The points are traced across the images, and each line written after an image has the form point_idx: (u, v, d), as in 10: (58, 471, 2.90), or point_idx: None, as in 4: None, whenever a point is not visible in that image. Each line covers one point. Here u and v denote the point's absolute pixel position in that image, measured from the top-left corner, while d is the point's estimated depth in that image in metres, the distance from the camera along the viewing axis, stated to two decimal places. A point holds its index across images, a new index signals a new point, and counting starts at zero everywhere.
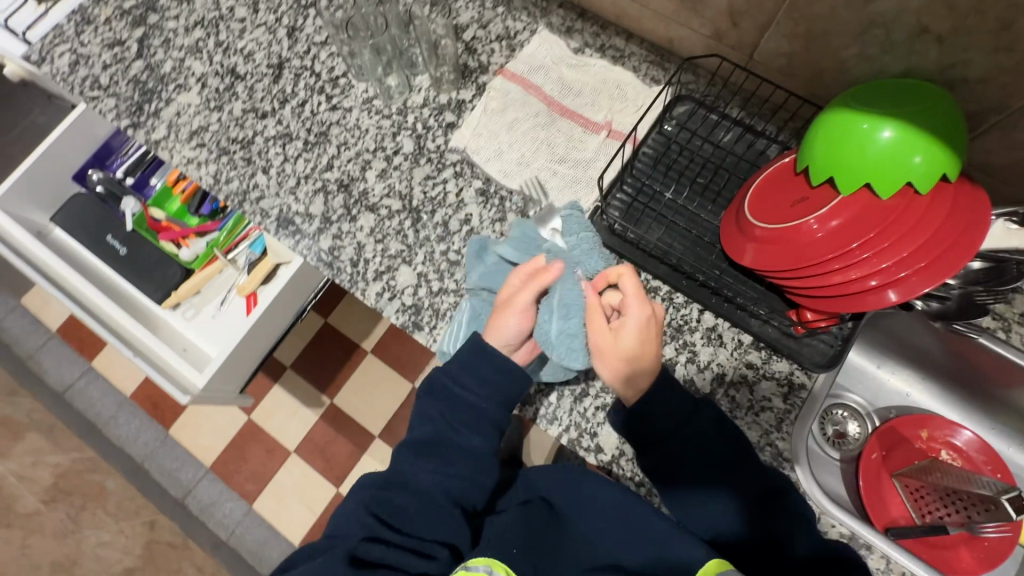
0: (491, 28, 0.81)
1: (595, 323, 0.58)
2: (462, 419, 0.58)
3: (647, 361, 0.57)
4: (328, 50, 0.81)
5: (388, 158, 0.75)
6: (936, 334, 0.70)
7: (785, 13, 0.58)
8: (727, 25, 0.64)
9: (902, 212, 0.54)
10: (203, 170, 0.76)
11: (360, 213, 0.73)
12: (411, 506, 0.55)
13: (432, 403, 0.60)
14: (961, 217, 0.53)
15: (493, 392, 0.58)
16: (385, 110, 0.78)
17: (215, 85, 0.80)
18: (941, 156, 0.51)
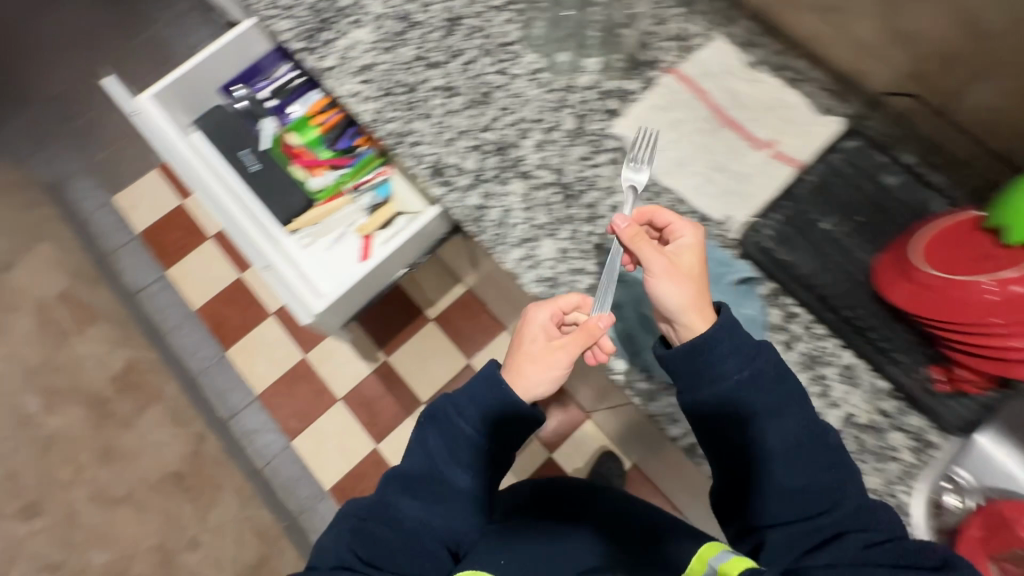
0: (667, 26, 0.80)
1: (647, 250, 0.60)
2: (445, 445, 0.65)
3: (703, 280, 0.61)
4: (504, 14, 0.82)
5: (546, 131, 0.75)
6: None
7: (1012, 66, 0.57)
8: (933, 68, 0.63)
9: None
10: (366, 106, 0.78)
11: (512, 179, 0.73)
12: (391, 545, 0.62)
13: (432, 434, 0.66)
14: None
15: (473, 402, 0.64)
16: (551, 83, 0.78)
17: (389, 28, 0.82)
18: None
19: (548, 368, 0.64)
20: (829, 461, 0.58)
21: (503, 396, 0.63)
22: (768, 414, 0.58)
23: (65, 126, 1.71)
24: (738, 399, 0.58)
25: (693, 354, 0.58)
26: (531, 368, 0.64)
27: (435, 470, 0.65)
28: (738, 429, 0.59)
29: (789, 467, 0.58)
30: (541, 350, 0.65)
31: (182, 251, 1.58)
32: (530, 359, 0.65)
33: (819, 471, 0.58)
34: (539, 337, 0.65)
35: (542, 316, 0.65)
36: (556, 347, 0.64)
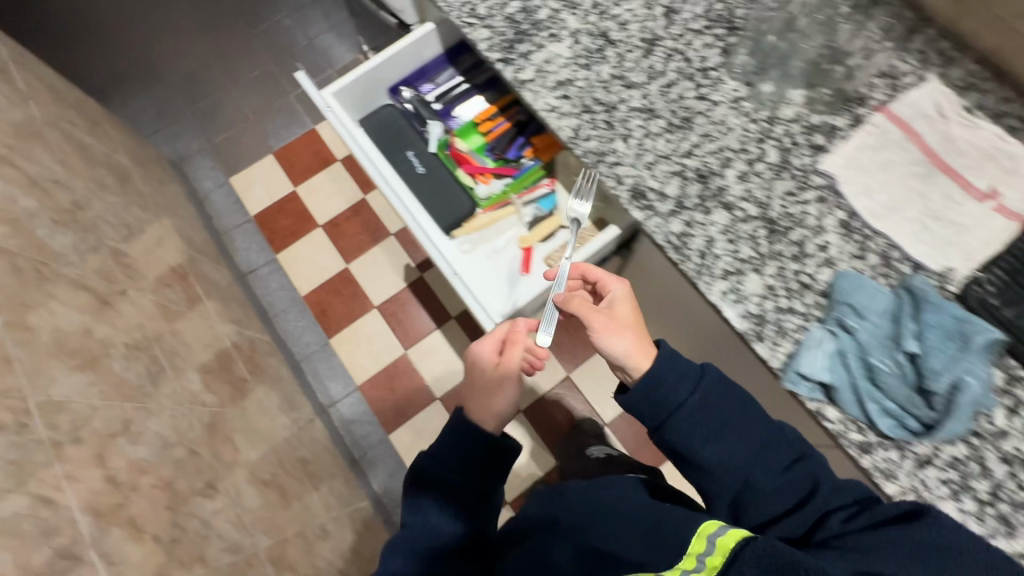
0: (875, 61, 0.77)
1: (587, 314, 0.73)
2: (432, 492, 0.77)
3: (639, 328, 0.73)
4: (703, 39, 0.81)
5: (750, 162, 0.74)
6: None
7: None
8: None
9: None
10: (564, 122, 0.77)
11: (714, 208, 0.72)
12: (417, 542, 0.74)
13: (416, 491, 0.78)
14: None
15: (442, 450, 0.79)
16: (753, 113, 0.76)
17: (586, 44, 0.81)
18: None
19: (500, 390, 0.79)
20: (714, 416, 0.66)
21: (473, 416, 0.79)
22: (713, 442, 0.65)
23: (190, 107, 1.78)
24: (691, 411, 0.66)
25: (645, 384, 0.67)
26: (494, 403, 0.79)
27: (420, 520, 0.76)
28: (698, 455, 0.66)
29: (685, 427, 0.66)
30: (481, 372, 0.80)
31: (292, 237, 1.62)
32: (482, 397, 0.79)
33: (722, 449, 0.65)
34: (487, 364, 0.81)
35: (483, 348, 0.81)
36: (477, 356, 0.81)
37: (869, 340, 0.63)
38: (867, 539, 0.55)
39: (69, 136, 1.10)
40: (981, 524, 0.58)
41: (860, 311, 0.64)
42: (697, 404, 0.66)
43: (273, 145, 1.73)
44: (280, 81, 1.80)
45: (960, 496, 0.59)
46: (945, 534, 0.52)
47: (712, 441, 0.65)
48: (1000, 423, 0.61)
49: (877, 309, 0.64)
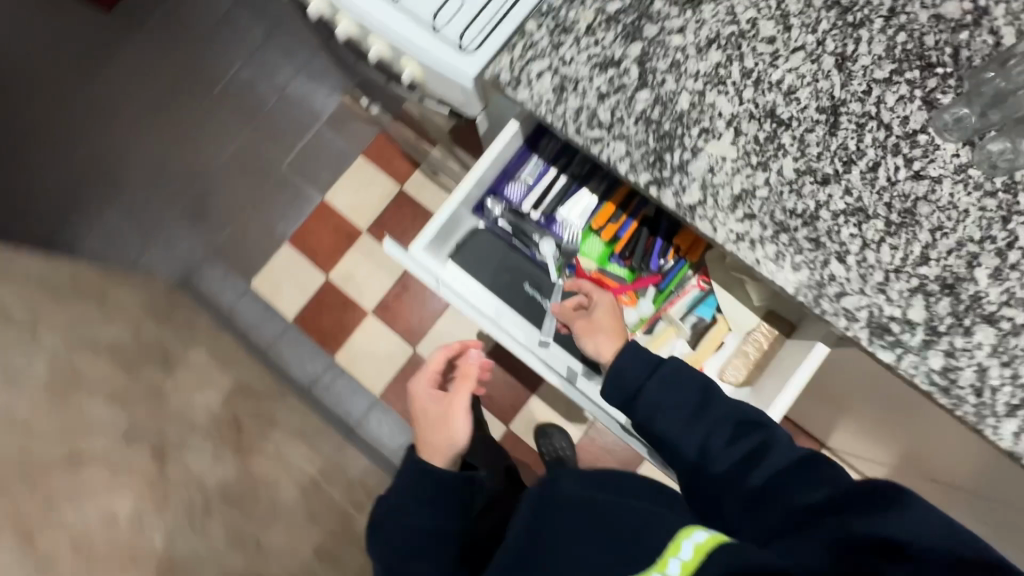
0: None
1: (573, 318, 0.79)
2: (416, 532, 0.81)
3: (617, 330, 0.75)
4: (896, 92, 0.63)
5: (1001, 253, 0.60)
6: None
7: None
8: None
9: None
10: (759, 251, 0.62)
11: (976, 326, 0.59)
12: (404, 531, 0.81)
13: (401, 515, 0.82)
14: None
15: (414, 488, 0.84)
16: (986, 184, 0.61)
17: (752, 133, 0.63)
18: None
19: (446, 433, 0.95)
20: (676, 392, 0.69)
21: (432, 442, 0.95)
22: (674, 418, 0.68)
23: (173, 211, 1.53)
24: (655, 398, 0.69)
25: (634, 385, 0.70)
26: (449, 426, 0.96)
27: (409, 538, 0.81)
28: (658, 425, 0.69)
29: (661, 415, 0.69)
30: (426, 401, 1.01)
31: (345, 332, 1.46)
32: (432, 425, 0.98)
33: (691, 422, 0.68)
34: (432, 398, 1.00)
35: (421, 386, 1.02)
36: (415, 394, 1.02)
37: None
38: (825, 522, 0.57)
39: (96, 345, 0.91)
40: None
41: None
42: (656, 384, 0.69)
43: (285, 231, 1.51)
44: (264, 153, 1.54)
45: None
46: (901, 526, 0.53)
47: (681, 415, 0.68)
48: None
49: None
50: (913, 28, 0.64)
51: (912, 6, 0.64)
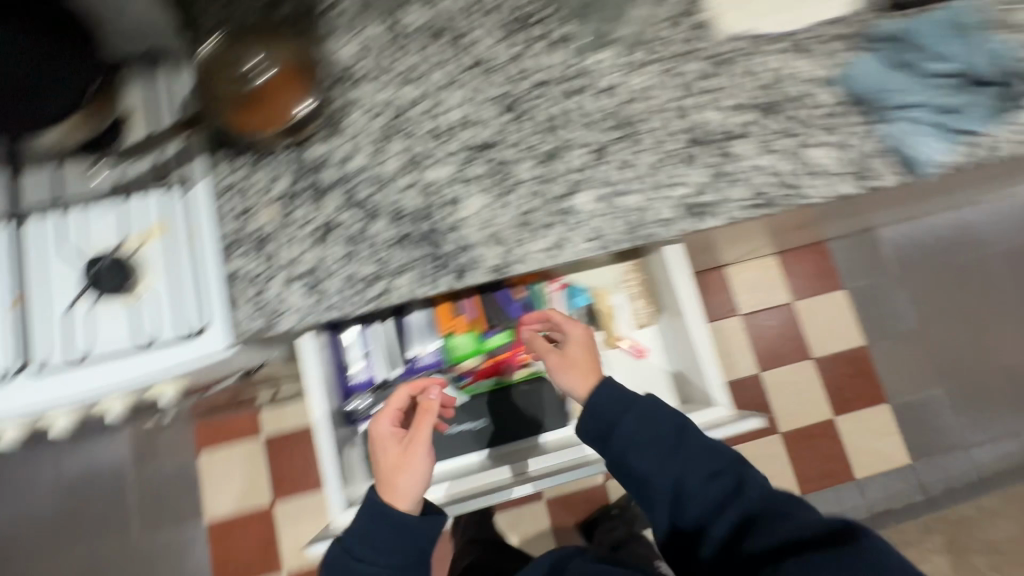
0: None
1: (546, 351, 0.76)
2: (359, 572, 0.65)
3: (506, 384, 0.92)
4: (536, 53, 0.68)
5: (699, 88, 0.68)
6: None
7: None
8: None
9: None
10: (573, 244, 0.63)
11: (734, 145, 0.67)
12: (369, 531, 0.65)
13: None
14: None
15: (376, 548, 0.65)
16: (646, 56, 0.69)
17: (481, 170, 0.64)
18: None
19: (412, 477, 0.67)
20: (653, 441, 0.66)
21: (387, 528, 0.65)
22: (642, 452, 0.65)
23: None
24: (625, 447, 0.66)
25: (610, 426, 0.67)
26: (400, 478, 0.67)
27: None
28: (631, 466, 0.65)
29: (631, 461, 0.66)
30: (557, 363, 0.74)
31: None
32: (392, 473, 0.67)
33: (662, 457, 0.65)
34: (394, 433, 0.70)
35: (379, 428, 0.70)
36: (370, 432, 0.71)
37: (914, 95, 0.66)
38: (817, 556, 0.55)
39: None
40: None
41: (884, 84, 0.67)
42: (632, 418, 0.67)
43: None
44: (107, 549, 1.25)
45: None
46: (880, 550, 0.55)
47: (644, 454, 0.65)
48: None
49: (885, 80, 0.67)
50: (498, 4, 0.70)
51: None
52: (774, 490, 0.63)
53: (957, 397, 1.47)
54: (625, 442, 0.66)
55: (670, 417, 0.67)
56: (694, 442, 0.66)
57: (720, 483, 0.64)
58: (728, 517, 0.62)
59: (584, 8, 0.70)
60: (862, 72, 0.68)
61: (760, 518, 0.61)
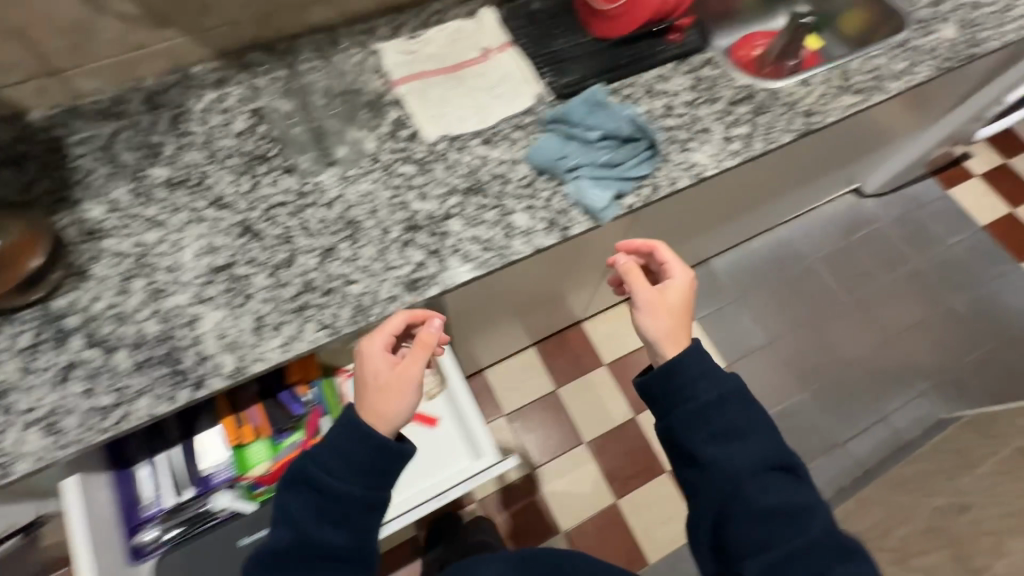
0: (354, 84, 0.90)
1: (641, 285, 0.75)
2: (308, 505, 0.62)
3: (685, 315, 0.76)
4: (267, 184, 0.80)
5: (410, 185, 0.81)
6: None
7: None
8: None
9: None
10: (306, 335, 0.71)
11: (445, 225, 0.79)
12: (343, 448, 0.62)
13: (298, 506, 0.62)
14: None
15: (334, 469, 0.62)
16: (363, 170, 0.82)
17: (219, 289, 0.72)
18: None
19: (401, 397, 0.65)
20: (725, 409, 0.67)
21: (366, 448, 0.63)
22: (716, 442, 0.66)
23: None
24: (704, 411, 0.67)
25: (667, 376, 0.70)
26: (388, 401, 0.65)
27: (303, 532, 0.60)
28: (702, 451, 0.66)
29: (684, 437, 0.68)
30: (650, 304, 0.74)
31: None
32: (380, 396, 0.65)
33: (722, 441, 0.66)
34: (386, 358, 0.68)
35: (397, 318, 0.71)
36: (378, 334, 0.70)
37: (578, 160, 0.81)
38: None
39: None
40: (704, 149, 0.88)
41: (554, 156, 0.82)
42: (707, 390, 0.68)
43: None
44: None
45: (682, 146, 0.88)
46: None
47: (701, 436, 0.67)
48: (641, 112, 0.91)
49: (555, 152, 0.82)
50: (234, 151, 0.83)
51: (220, 144, 0.83)
52: (837, 532, 0.62)
53: (823, 396, 1.56)
54: (677, 414, 0.68)
55: (738, 398, 0.68)
56: (736, 432, 0.67)
57: (772, 494, 0.64)
58: (768, 533, 0.62)
59: (308, 141, 0.84)
60: (538, 150, 0.83)
61: (815, 558, 0.60)
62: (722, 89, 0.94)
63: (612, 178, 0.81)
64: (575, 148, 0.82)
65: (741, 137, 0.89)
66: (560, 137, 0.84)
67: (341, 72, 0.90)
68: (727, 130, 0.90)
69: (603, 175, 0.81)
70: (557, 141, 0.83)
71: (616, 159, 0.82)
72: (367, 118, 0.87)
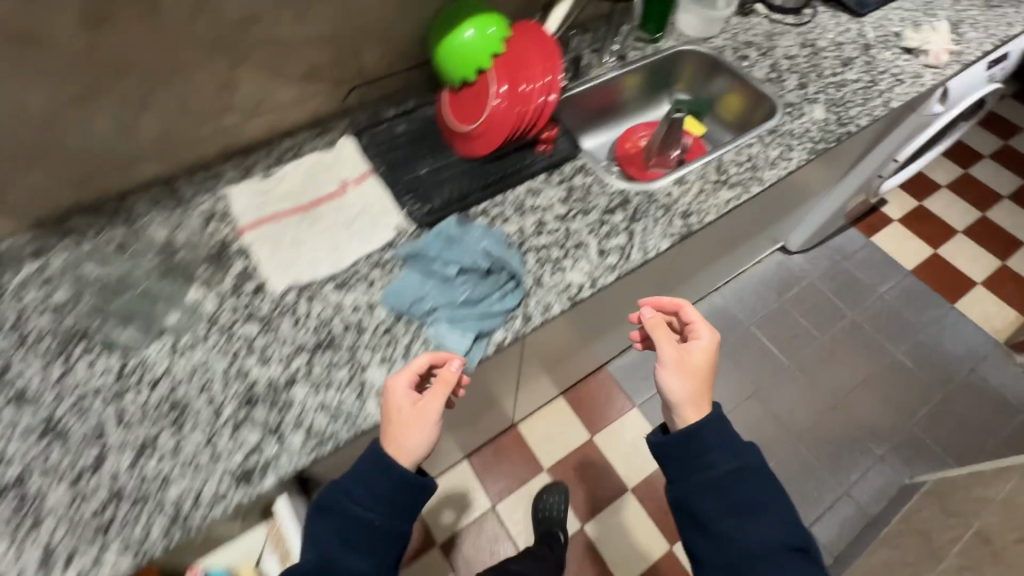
0: (196, 235, 0.83)
1: (666, 341, 0.72)
2: (335, 528, 0.61)
3: (704, 378, 0.70)
4: (81, 367, 0.70)
5: (251, 349, 0.72)
6: (586, 94, 1.13)
7: (369, 43, 0.86)
8: (351, 55, 0.85)
9: (514, 68, 0.87)
10: (107, 562, 0.59)
11: (289, 394, 0.69)
12: (369, 474, 0.62)
13: (323, 528, 0.62)
14: (530, 45, 0.88)
15: (362, 489, 0.62)
16: (197, 336, 0.73)
17: (4, 513, 0.60)
18: (487, 36, 0.85)
19: (419, 432, 0.64)
20: (739, 484, 0.64)
21: (387, 479, 0.62)
22: (735, 516, 0.63)
23: None
24: (726, 479, 0.64)
25: (686, 442, 0.66)
26: (409, 437, 0.63)
27: (331, 555, 0.60)
28: (716, 527, 0.63)
29: (697, 512, 0.64)
30: (675, 362, 0.70)
31: None
32: (404, 425, 0.64)
33: (742, 514, 0.63)
34: (409, 395, 0.66)
35: (416, 364, 0.68)
36: (401, 372, 0.68)
37: (437, 301, 0.75)
38: None
39: None
40: (580, 264, 0.82)
41: (410, 298, 0.75)
42: (723, 455, 0.66)
43: None
44: None
45: (557, 265, 0.82)
46: None
47: (719, 510, 0.63)
48: (511, 230, 0.85)
49: (412, 291, 0.76)
50: (45, 330, 0.73)
51: (32, 323, 0.74)
52: None
53: (779, 477, 1.46)
54: (692, 483, 0.65)
55: (755, 473, 0.65)
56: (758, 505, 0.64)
57: None
58: None
59: (135, 309, 0.75)
60: (395, 291, 0.76)
61: None
62: (596, 197, 0.90)
63: (473, 316, 0.74)
64: (434, 285, 0.76)
65: (617, 250, 0.84)
66: (419, 273, 0.77)
67: (182, 225, 0.83)
68: (602, 243, 0.85)
69: (463, 315, 0.74)
70: (416, 279, 0.77)
71: (477, 294, 0.76)
72: (206, 273, 0.79)
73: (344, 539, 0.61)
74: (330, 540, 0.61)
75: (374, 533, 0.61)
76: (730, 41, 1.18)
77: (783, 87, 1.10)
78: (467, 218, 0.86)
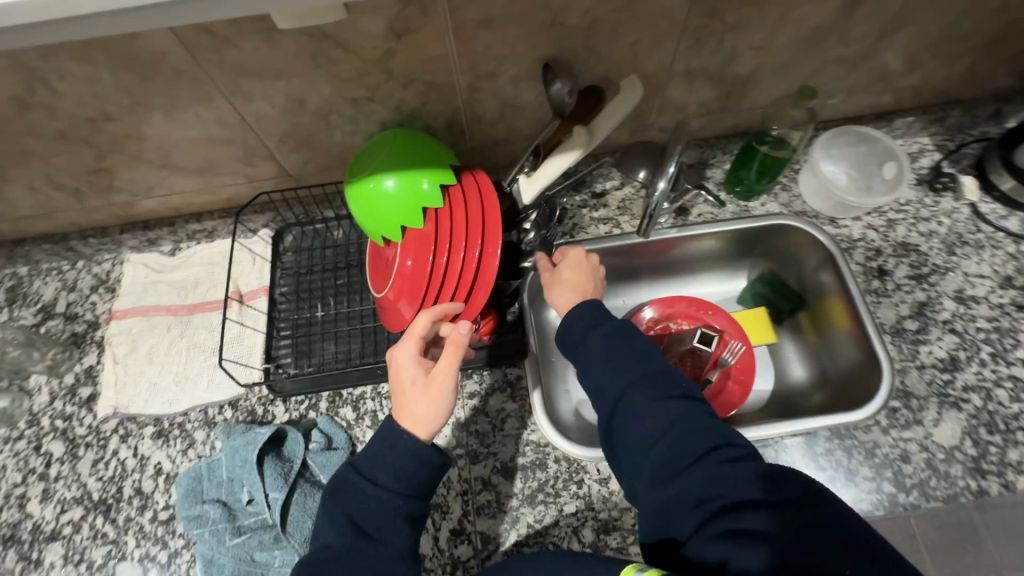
0: (76, 302, 0.76)
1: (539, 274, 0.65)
2: (346, 511, 0.49)
3: (584, 281, 0.62)
4: None
5: (43, 475, 0.66)
6: (614, 252, 0.77)
7: (284, 147, 0.65)
8: (261, 156, 0.66)
9: (441, 226, 0.58)
10: None
11: (43, 551, 0.63)
12: (382, 452, 0.51)
13: (337, 503, 0.50)
14: (473, 198, 0.59)
15: (375, 463, 0.50)
16: (11, 433, 0.69)
17: None
18: (412, 184, 0.58)
19: (435, 397, 0.53)
20: (621, 371, 0.52)
21: (405, 453, 0.51)
22: (614, 370, 0.53)
23: None
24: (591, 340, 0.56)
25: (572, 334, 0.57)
26: (416, 399, 0.53)
27: (346, 532, 0.48)
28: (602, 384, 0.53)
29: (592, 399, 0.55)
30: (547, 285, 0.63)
31: None
32: (415, 396, 0.53)
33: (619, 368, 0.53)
34: (420, 361, 0.56)
35: (424, 322, 0.55)
36: (413, 328, 0.56)
37: (209, 531, 0.60)
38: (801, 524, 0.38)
39: None
40: (424, 531, 0.61)
41: (192, 506, 0.61)
42: (594, 325, 0.56)
43: None
44: None
45: None
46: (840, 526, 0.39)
47: (604, 372, 0.53)
48: None
49: (200, 494, 0.62)
50: None
51: None
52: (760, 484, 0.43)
53: None
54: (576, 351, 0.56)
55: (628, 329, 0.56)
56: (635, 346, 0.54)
57: (705, 426, 0.48)
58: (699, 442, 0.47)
59: None
60: (187, 487, 0.62)
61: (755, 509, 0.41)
62: (503, 441, 0.65)
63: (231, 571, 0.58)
64: (222, 500, 0.61)
65: (476, 540, 0.60)
66: (219, 470, 0.63)
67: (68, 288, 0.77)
68: (465, 519, 0.62)
69: (219, 560, 0.58)
70: (211, 479, 0.62)
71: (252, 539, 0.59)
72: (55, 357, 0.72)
73: (356, 514, 0.49)
74: (335, 528, 0.48)
75: (393, 503, 0.49)
76: (871, 235, 0.74)
77: (915, 356, 0.67)
78: (333, 404, 0.67)
